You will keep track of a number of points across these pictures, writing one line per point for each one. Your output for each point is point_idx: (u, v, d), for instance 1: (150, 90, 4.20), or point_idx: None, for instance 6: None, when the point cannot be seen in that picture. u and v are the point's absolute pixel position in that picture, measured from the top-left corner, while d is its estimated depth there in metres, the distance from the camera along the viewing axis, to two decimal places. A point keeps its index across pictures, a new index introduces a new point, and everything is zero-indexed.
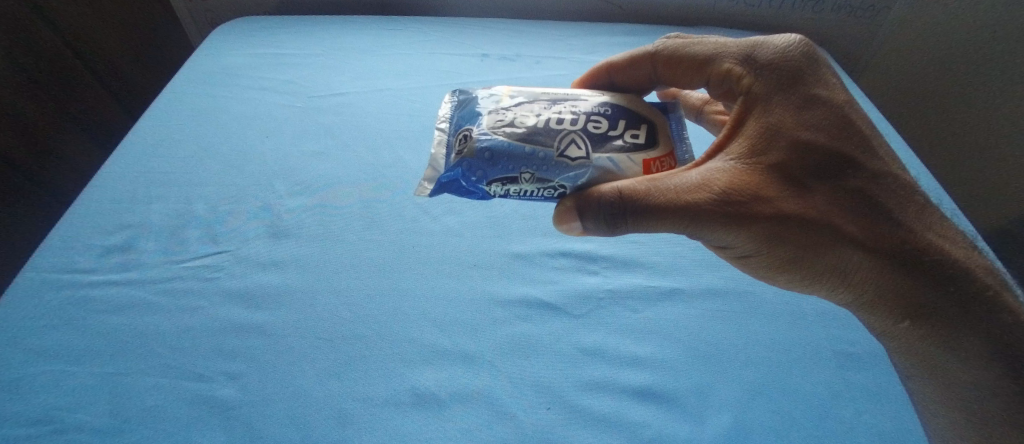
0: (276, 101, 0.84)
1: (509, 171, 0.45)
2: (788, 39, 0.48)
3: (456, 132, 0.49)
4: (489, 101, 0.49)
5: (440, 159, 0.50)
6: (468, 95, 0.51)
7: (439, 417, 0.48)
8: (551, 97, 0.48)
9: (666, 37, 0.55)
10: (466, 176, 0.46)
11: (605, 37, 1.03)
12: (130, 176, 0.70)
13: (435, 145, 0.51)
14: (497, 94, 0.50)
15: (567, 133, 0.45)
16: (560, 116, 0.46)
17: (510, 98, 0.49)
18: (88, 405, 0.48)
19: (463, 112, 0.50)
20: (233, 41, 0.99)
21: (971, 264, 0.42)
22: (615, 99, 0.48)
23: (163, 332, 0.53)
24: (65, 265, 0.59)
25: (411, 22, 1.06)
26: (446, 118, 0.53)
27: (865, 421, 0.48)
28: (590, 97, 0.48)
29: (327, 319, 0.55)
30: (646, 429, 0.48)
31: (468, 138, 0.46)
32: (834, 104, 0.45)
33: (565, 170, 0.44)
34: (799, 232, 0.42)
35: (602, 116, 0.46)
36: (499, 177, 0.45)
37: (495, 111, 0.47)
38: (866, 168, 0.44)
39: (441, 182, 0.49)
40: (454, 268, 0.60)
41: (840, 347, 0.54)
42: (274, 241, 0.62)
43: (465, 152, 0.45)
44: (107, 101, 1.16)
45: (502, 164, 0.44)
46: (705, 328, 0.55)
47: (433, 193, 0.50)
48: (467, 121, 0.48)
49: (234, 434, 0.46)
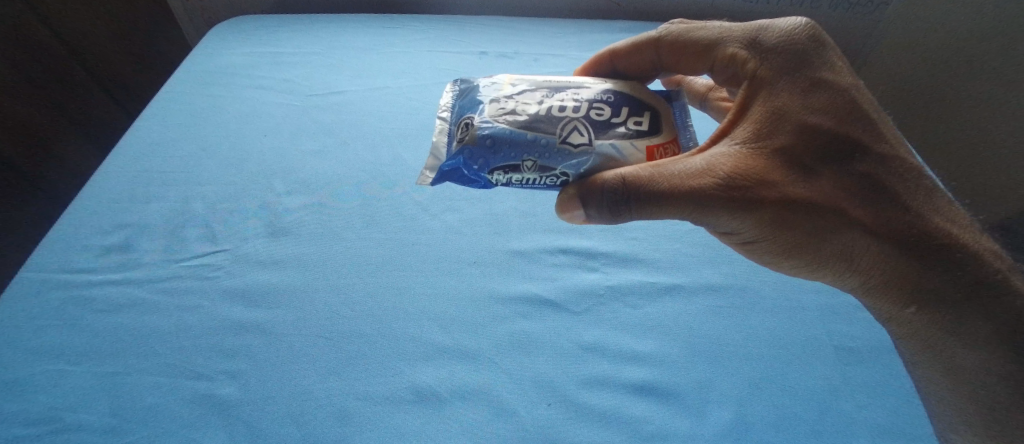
0: (275, 100, 0.84)
1: (510, 159, 0.44)
2: (794, 23, 0.47)
3: (458, 120, 0.49)
4: (490, 90, 0.49)
5: (442, 147, 0.50)
6: (470, 83, 0.51)
7: (438, 414, 0.48)
8: (554, 84, 0.48)
9: (670, 22, 0.55)
10: (468, 165, 0.46)
11: (604, 34, 1.03)
12: (129, 176, 0.70)
13: (437, 133, 0.51)
14: (499, 82, 0.49)
15: (569, 120, 0.45)
16: (563, 103, 0.46)
17: (512, 86, 0.49)
18: (88, 405, 0.47)
19: (464, 101, 0.49)
20: (231, 40, 0.99)
21: (979, 249, 0.43)
22: (618, 86, 0.48)
23: (163, 331, 0.53)
24: (64, 265, 0.58)
25: (409, 20, 1.06)
26: (448, 107, 0.53)
27: (864, 415, 0.48)
28: (593, 84, 0.48)
29: (326, 317, 0.55)
30: (646, 425, 0.48)
31: (469, 126, 0.46)
32: (840, 88, 0.45)
33: (567, 157, 0.44)
34: (806, 216, 0.42)
35: (605, 103, 0.46)
36: (501, 165, 0.45)
37: (496, 100, 0.47)
38: (873, 151, 0.44)
39: (442, 171, 0.49)
40: (453, 265, 0.60)
41: (840, 342, 0.53)
42: (273, 240, 0.62)
43: (467, 139, 0.45)
44: (105, 101, 1.16)
45: (504, 152, 0.44)
46: (706, 324, 0.55)
47: (435, 182, 0.50)
48: (467, 111, 0.48)
49: (233, 433, 0.46)
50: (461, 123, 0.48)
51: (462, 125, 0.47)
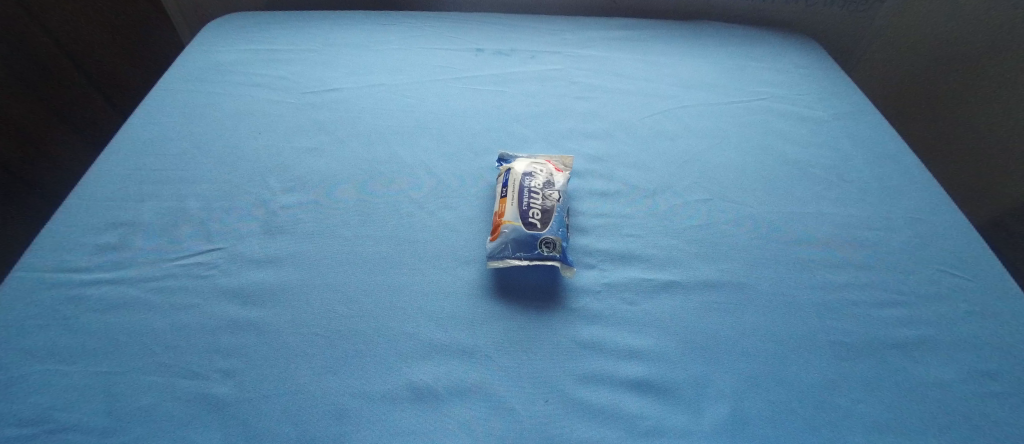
0: (269, 97, 0.84)
1: (532, 251, 0.59)
2: None
3: (501, 311, 0.55)
4: (494, 288, 0.58)
5: (502, 302, 0.56)
6: (462, 306, 0.56)
7: (436, 411, 0.47)
8: (501, 208, 0.63)
9: None
10: (524, 292, 0.57)
11: (600, 32, 1.03)
12: (122, 175, 0.69)
13: (472, 303, 0.56)
14: (495, 290, 0.57)
15: (530, 214, 0.61)
16: (516, 203, 0.62)
17: (500, 290, 0.58)
18: (82, 405, 0.47)
19: (478, 319, 0.55)
20: (225, 36, 0.98)
21: None
22: (520, 161, 0.70)
23: (157, 330, 0.53)
24: (55, 264, 0.57)
25: (405, 17, 1.05)
26: (450, 292, 0.57)
27: (863, 409, 0.48)
28: (508, 168, 0.69)
29: (322, 315, 0.54)
30: (644, 421, 0.47)
31: (508, 300, 0.56)
32: None
33: (552, 228, 0.61)
34: None
35: (509, 166, 0.69)
36: (530, 258, 0.59)
37: (523, 229, 0.60)
38: None
39: (525, 319, 0.55)
40: (451, 262, 0.60)
41: (836, 338, 0.54)
42: (269, 238, 0.62)
43: (510, 294, 0.57)
44: (101, 104, 1.21)
45: (523, 255, 0.59)
46: (702, 320, 0.55)
47: (521, 305, 0.56)
48: (523, 257, 0.59)
49: (229, 431, 0.46)
50: (534, 260, 0.59)
51: (540, 261, 0.59)
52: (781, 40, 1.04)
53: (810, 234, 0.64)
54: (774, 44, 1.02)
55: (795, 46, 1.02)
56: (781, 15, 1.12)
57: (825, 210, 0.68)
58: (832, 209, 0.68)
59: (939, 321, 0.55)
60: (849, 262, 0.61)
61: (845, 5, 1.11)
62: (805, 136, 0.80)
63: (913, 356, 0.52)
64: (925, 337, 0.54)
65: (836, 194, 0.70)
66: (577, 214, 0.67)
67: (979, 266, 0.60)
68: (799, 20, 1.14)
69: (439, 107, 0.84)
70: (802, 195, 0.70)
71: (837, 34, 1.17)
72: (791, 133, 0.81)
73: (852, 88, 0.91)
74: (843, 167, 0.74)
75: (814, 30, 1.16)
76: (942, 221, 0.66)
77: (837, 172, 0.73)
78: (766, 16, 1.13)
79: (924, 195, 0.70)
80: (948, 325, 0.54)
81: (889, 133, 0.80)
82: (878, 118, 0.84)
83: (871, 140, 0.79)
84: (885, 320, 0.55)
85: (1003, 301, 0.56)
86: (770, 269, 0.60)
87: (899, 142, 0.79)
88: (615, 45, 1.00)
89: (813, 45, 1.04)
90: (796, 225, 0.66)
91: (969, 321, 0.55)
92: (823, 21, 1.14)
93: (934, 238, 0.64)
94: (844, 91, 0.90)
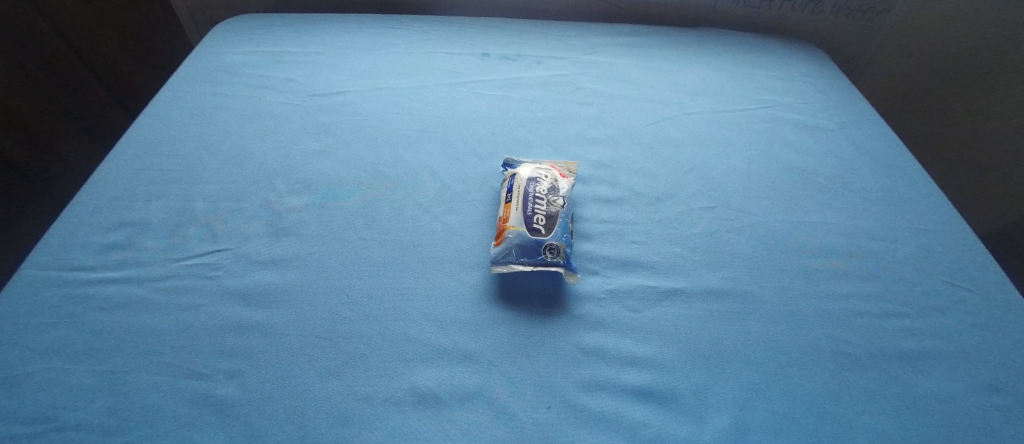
0: (277, 99, 0.84)
1: (535, 256, 0.59)
2: None
3: (503, 316, 0.56)
4: (496, 294, 0.58)
5: (505, 308, 0.56)
6: (463, 310, 0.56)
7: (438, 416, 0.47)
8: (506, 212, 0.63)
9: None
10: (526, 297, 0.58)
11: (604, 37, 1.03)
12: (129, 175, 0.69)
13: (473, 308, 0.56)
14: (497, 296, 0.58)
15: (535, 219, 0.61)
16: (520, 209, 0.62)
17: (502, 295, 0.58)
18: (89, 404, 0.47)
19: (479, 324, 0.55)
20: (232, 38, 0.99)
21: None
22: (525, 166, 0.70)
23: (162, 330, 0.53)
24: (63, 263, 0.58)
25: (411, 20, 1.06)
26: (452, 297, 0.57)
27: (867, 421, 0.48)
28: (514, 172, 0.69)
29: (325, 317, 0.55)
30: (645, 429, 0.47)
31: (510, 305, 0.57)
32: None
33: (556, 233, 0.61)
34: None
35: (513, 171, 0.69)
36: (533, 263, 0.59)
37: (526, 235, 0.60)
38: None
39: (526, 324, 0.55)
40: (455, 266, 0.60)
41: (839, 348, 0.53)
42: (274, 240, 0.62)
43: (511, 299, 0.57)
44: (108, 101, 1.23)
45: (525, 260, 0.59)
46: (705, 328, 0.55)
47: (522, 311, 0.56)
48: (527, 262, 0.59)
49: (233, 433, 0.46)
50: (538, 265, 0.59)
51: (543, 266, 0.59)
52: (787, 48, 1.04)
53: (815, 244, 0.64)
54: (779, 52, 1.03)
55: (799, 54, 1.02)
56: (786, 22, 1.12)
57: (829, 220, 0.68)
58: (836, 218, 0.68)
59: (942, 332, 0.55)
60: (853, 272, 0.61)
61: (851, 14, 1.11)
62: (809, 145, 0.80)
63: (916, 368, 0.52)
64: (927, 348, 0.53)
65: (840, 204, 0.70)
66: (581, 220, 0.67)
67: (984, 278, 0.60)
68: (805, 28, 1.14)
69: (444, 111, 0.84)
70: (806, 204, 0.70)
71: (842, 43, 1.17)
72: (796, 142, 0.81)
73: (858, 97, 0.91)
74: (847, 177, 0.74)
75: (819, 39, 1.16)
76: (946, 231, 0.66)
77: (842, 181, 0.73)
78: (771, 24, 1.13)
79: (928, 206, 0.69)
80: (951, 337, 0.54)
81: (893, 142, 0.80)
82: (884, 127, 0.84)
83: (876, 149, 0.79)
84: (889, 331, 0.55)
85: (1008, 313, 0.56)
86: (774, 279, 0.60)
87: (903, 152, 0.79)
88: (620, 51, 1.00)
89: (818, 53, 1.04)
90: (800, 234, 0.66)
91: (973, 332, 0.54)
92: (829, 29, 1.14)
93: (939, 249, 0.63)
94: (848, 100, 0.90)
